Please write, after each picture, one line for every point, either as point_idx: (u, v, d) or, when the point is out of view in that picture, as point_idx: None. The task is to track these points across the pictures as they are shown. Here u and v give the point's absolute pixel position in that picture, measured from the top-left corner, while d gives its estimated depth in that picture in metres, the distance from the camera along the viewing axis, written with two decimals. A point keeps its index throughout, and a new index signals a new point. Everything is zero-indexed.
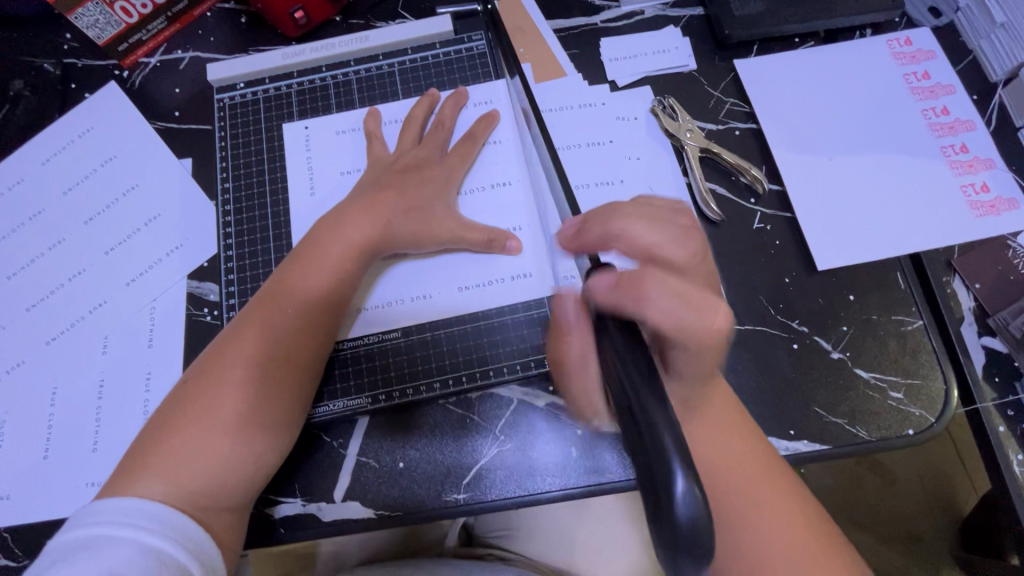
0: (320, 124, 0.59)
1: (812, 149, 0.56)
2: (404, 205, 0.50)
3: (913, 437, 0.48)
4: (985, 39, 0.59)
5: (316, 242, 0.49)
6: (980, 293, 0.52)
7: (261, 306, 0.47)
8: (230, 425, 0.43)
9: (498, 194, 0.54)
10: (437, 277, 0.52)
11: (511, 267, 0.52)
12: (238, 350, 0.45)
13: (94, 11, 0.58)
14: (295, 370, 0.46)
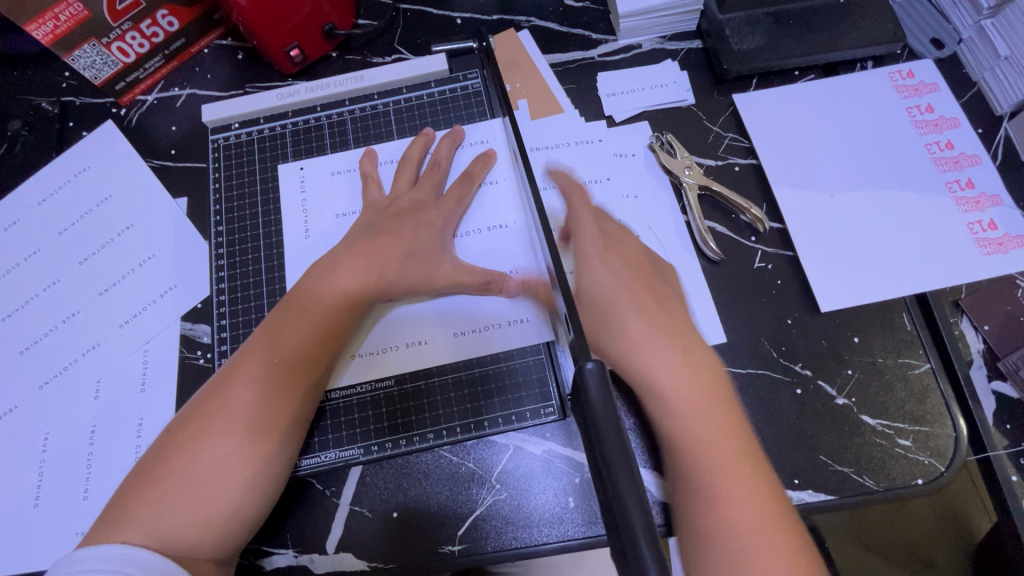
0: (315, 165, 0.58)
1: (814, 186, 0.55)
2: (399, 249, 0.50)
3: (922, 487, 0.47)
4: (989, 71, 0.58)
5: (310, 283, 0.49)
6: (989, 335, 0.50)
7: (252, 352, 0.46)
8: (217, 476, 0.42)
9: (493, 236, 0.54)
10: (432, 323, 0.51)
11: (508, 311, 0.51)
12: (228, 392, 0.44)
13: (91, 52, 0.58)
14: (285, 410, 0.45)
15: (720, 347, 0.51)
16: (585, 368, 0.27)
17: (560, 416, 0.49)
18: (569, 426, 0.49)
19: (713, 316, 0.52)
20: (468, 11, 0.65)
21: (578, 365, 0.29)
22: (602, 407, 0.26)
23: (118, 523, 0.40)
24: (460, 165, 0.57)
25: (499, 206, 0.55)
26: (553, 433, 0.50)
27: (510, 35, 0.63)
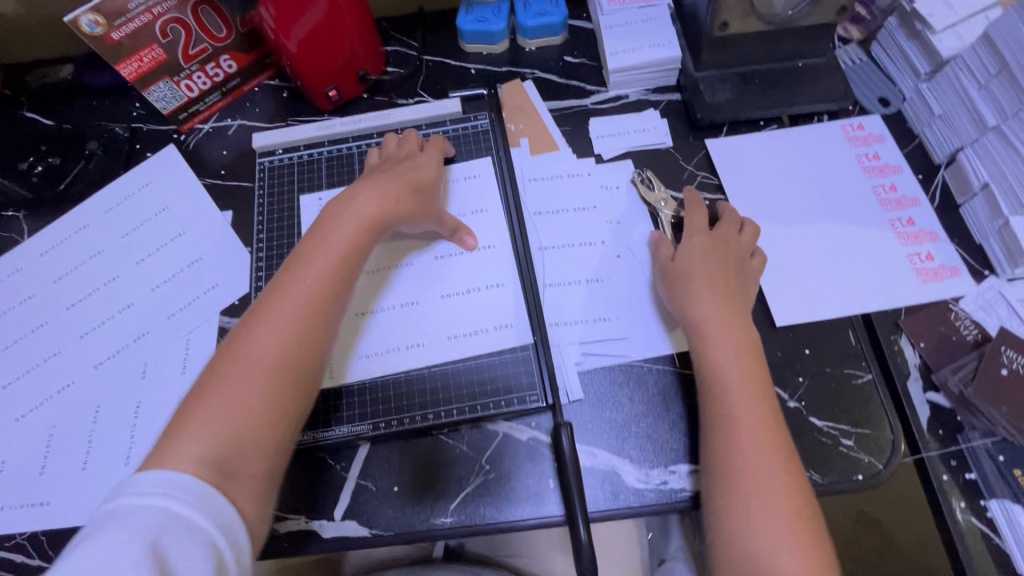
0: (334, 193, 0.68)
1: (773, 218, 0.64)
2: (398, 197, 0.57)
3: (862, 482, 0.53)
4: (927, 126, 0.67)
5: (325, 230, 0.53)
6: (924, 351, 0.57)
7: (283, 276, 0.49)
8: (261, 388, 0.44)
9: (484, 256, 0.63)
10: (429, 325, 0.60)
11: (493, 318, 0.59)
12: (268, 313, 0.47)
13: (164, 88, 0.70)
14: (310, 336, 0.47)
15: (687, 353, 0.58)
16: (560, 431, 0.53)
17: (546, 406, 0.56)
18: (553, 417, 0.56)
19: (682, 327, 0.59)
20: (481, 63, 0.76)
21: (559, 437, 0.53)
22: (571, 461, 0.52)
23: (166, 446, 0.41)
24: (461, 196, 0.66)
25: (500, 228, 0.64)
26: (539, 422, 0.56)
27: (515, 84, 0.73)
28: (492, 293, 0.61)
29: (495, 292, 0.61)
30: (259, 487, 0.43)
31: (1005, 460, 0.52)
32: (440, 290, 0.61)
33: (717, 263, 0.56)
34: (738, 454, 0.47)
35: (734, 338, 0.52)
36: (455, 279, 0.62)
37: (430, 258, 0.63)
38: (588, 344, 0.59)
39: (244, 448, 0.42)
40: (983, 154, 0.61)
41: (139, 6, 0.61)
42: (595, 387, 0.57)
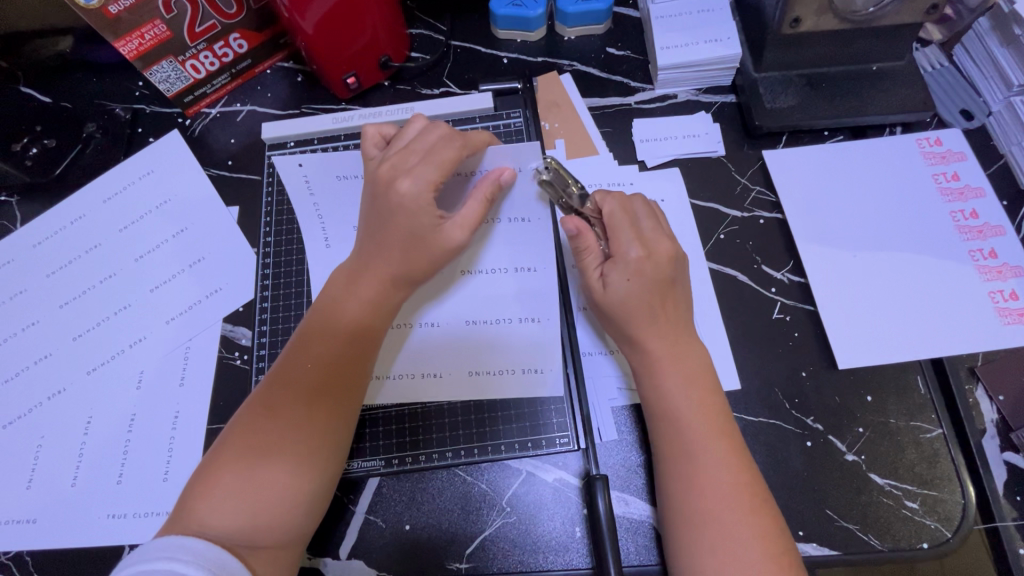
0: (320, 167, 0.53)
1: (837, 243, 0.57)
2: (394, 243, 0.47)
3: (927, 551, 0.47)
4: (1017, 146, 0.59)
5: (346, 284, 0.48)
6: (1003, 406, 0.51)
7: (306, 338, 0.47)
8: (283, 463, 0.43)
9: (525, 283, 0.53)
10: (448, 356, 0.52)
11: (523, 358, 0.52)
12: (289, 381, 0.46)
13: (168, 68, 0.63)
14: (334, 406, 0.46)
15: (734, 393, 0.53)
16: (594, 481, 0.47)
17: (576, 448, 0.51)
18: (583, 458, 0.51)
19: (729, 363, 0.53)
20: (515, 52, 0.69)
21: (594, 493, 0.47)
22: (606, 517, 0.46)
23: (190, 514, 0.41)
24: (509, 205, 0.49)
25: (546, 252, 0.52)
26: (566, 462, 0.51)
27: (552, 78, 0.66)
28: (527, 331, 0.53)
29: (532, 329, 0.53)
30: (276, 554, 0.42)
31: None
32: (467, 310, 0.53)
33: (658, 290, 0.48)
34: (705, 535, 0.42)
35: (681, 378, 0.46)
36: (484, 304, 0.53)
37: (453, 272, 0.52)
38: (625, 378, 0.53)
39: (263, 522, 0.42)
40: None
41: None
42: (632, 427, 0.52)
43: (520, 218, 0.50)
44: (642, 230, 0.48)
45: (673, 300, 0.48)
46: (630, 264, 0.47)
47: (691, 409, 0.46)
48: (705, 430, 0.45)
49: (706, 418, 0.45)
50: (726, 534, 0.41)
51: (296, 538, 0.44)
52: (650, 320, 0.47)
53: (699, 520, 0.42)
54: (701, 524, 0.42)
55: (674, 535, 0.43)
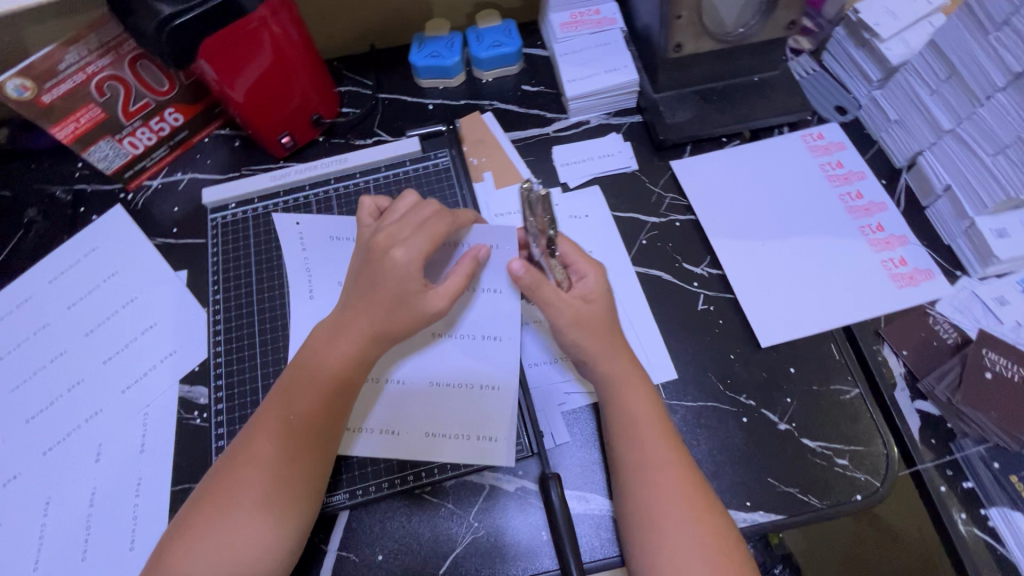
0: (314, 228, 0.62)
1: (745, 235, 0.63)
2: (380, 304, 0.48)
3: (862, 502, 0.51)
4: (885, 131, 0.67)
5: (330, 331, 0.49)
6: (908, 359, 0.56)
7: (288, 386, 0.49)
8: (264, 509, 0.45)
9: (484, 348, 0.55)
10: (410, 416, 0.54)
11: (477, 425, 0.53)
12: (269, 428, 0.47)
13: (105, 147, 0.66)
14: (315, 456, 0.47)
15: (672, 382, 0.57)
16: (549, 479, 0.50)
17: (530, 454, 0.54)
18: (540, 463, 0.54)
19: (664, 356, 0.58)
20: (438, 97, 0.75)
21: (548, 488, 0.50)
22: (561, 506, 0.49)
23: (176, 560, 0.43)
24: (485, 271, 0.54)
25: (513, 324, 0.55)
26: (526, 470, 0.54)
27: (475, 117, 0.72)
28: (486, 398, 0.54)
29: (489, 396, 0.54)
30: None
31: (1000, 467, 0.50)
32: (435, 371, 0.55)
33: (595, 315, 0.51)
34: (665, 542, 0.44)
35: (636, 395, 0.49)
36: (453, 370, 0.55)
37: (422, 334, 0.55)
38: (570, 382, 0.57)
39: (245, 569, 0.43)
40: (941, 158, 0.61)
41: (71, 66, 0.59)
42: (582, 428, 0.55)
43: (495, 290, 0.55)
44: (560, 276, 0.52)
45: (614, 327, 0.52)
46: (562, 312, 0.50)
47: (644, 418, 0.48)
48: (659, 437, 0.48)
49: (659, 427, 0.48)
50: (676, 531, 0.44)
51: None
52: (606, 349, 0.50)
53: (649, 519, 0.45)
54: (662, 525, 0.44)
55: (633, 536, 0.46)
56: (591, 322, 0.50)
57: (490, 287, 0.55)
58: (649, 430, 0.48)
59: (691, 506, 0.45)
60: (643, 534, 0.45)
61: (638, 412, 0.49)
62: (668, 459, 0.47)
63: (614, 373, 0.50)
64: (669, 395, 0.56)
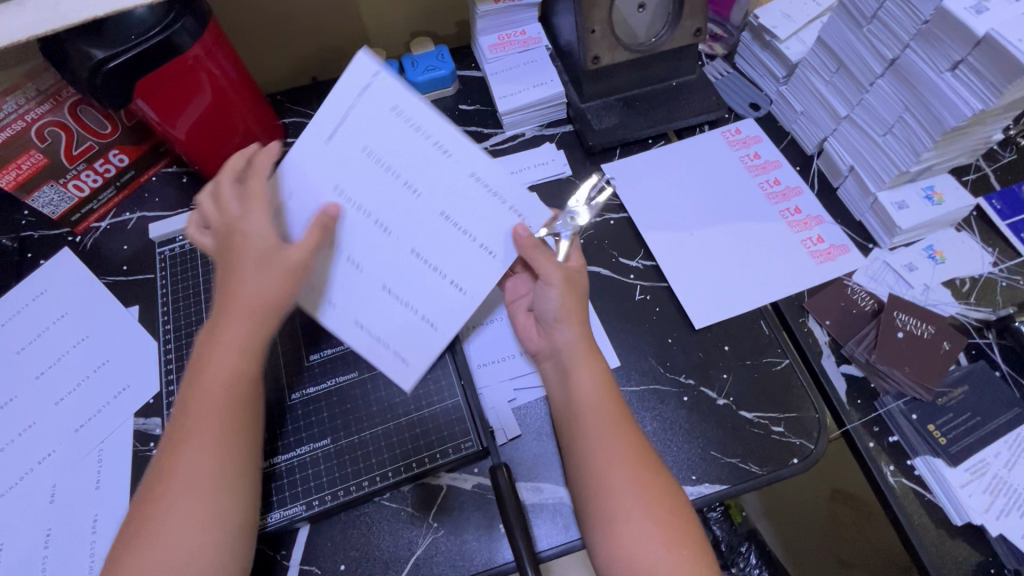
0: (377, 132, 0.46)
1: (676, 227, 0.67)
2: (277, 275, 0.46)
3: (799, 465, 0.54)
4: (795, 123, 0.73)
5: (211, 327, 0.48)
6: (831, 328, 0.60)
7: (190, 391, 0.47)
8: (196, 510, 0.44)
9: (415, 266, 0.49)
10: (346, 295, 0.49)
11: (397, 342, 0.49)
12: (181, 434, 0.46)
13: (50, 192, 0.67)
14: (231, 451, 0.46)
15: (615, 370, 0.59)
16: (498, 469, 0.50)
17: (482, 450, 0.54)
18: (494, 459, 0.55)
19: (606, 345, 0.60)
20: None
21: (495, 473, 0.50)
22: (508, 490, 0.49)
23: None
24: (452, 197, 0.48)
25: (473, 275, 0.49)
26: (481, 467, 0.55)
27: None
28: (414, 330, 0.49)
29: (421, 329, 0.49)
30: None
31: (918, 418, 0.54)
32: (370, 285, 0.49)
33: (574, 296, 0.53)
34: (617, 523, 0.45)
35: (589, 376, 0.50)
36: (402, 273, 0.49)
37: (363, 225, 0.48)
38: (518, 379, 0.59)
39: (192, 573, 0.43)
40: (844, 142, 0.66)
41: (9, 114, 0.60)
42: (533, 422, 0.57)
43: (463, 231, 0.48)
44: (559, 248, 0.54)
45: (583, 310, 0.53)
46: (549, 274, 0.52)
47: (595, 399, 0.49)
48: (608, 419, 0.48)
49: (608, 407, 0.49)
50: (624, 511, 0.45)
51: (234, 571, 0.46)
52: (572, 331, 0.52)
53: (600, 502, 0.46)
54: (614, 510, 0.45)
55: (587, 520, 0.47)
56: (574, 305, 0.52)
57: (455, 221, 0.48)
58: (596, 413, 0.49)
59: (644, 489, 0.46)
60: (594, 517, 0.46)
61: (587, 384, 0.50)
62: (613, 446, 0.47)
63: (575, 358, 0.51)
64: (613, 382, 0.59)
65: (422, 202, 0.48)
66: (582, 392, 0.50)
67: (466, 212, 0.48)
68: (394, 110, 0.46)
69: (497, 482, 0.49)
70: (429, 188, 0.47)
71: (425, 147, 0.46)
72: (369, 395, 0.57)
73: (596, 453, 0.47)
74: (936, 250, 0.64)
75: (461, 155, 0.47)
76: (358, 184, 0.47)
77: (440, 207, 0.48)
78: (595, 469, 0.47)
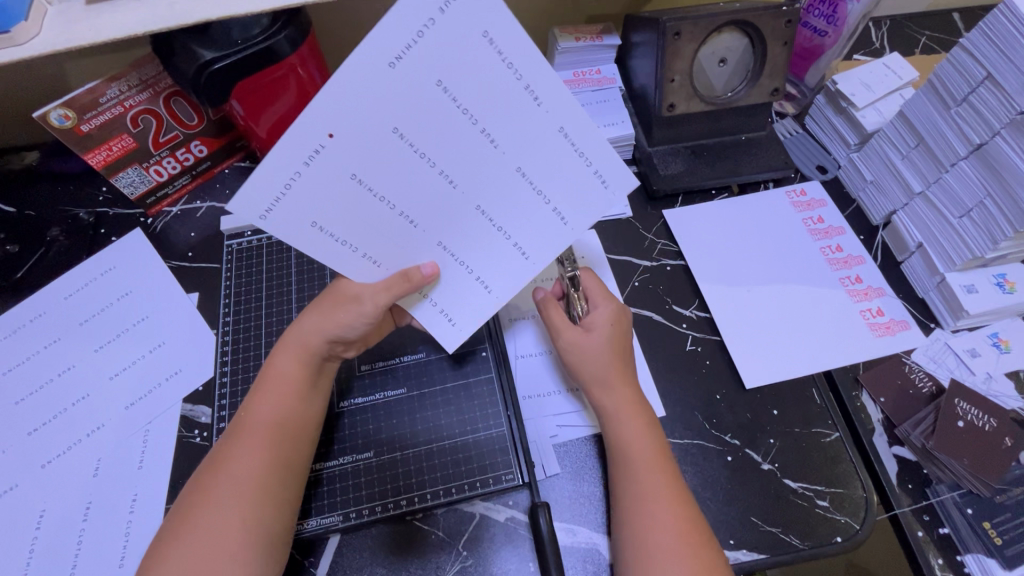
0: (466, 74, 0.37)
1: (733, 281, 0.67)
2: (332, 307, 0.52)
3: (841, 544, 0.52)
4: (863, 191, 0.72)
5: (268, 366, 0.53)
6: (885, 406, 0.59)
7: (246, 421, 0.50)
8: (233, 526, 0.45)
9: (467, 219, 0.46)
10: (380, 240, 0.45)
11: (453, 305, 0.51)
12: (228, 456, 0.48)
13: (132, 174, 0.70)
14: (276, 470, 0.48)
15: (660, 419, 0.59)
16: (538, 509, 0.52)
17: (521, 484, 0.55)
18: (530, 494, 0.55)
19: (653, 393, 0.60)
20: None
21: (537, 517, 0.52)
22: (548, 535, 0.51)
23: None
24: (530, 150, 0.42)
25: (541, 239, 0.47)
26: (516, 500, 0.55)
27: None
28: (470, 288, 0.50)
29: (473, 289, 0.50)
30: None
31: (974, 512, 0.53)
32: (397, 219, 0.44)
33: (613, 346, 0.56)
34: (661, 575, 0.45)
35: (638, 427, 0.52)
36: (450, 224, 0.46)
37: (386, 210, 0.43)
38: (561, 415, 0.59)
39: None
40: (914, 218, 0.65)
41: (111, 99, 0.63)
42: (573, 460, 0.57)
43: (537, 190, 0.44)
44: (581, 310, 0.58)
45: (625, 363, 0.56)
46: (565, 339, 0.56)
47: (644, 449, 0.51)
48: (657, 468, 0.50)
49: (656, 457, 0.51)
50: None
51: None
52: (609, 383, 0.54)
53: (643, 565, 0.46)
54: (658, 560, 0.45)
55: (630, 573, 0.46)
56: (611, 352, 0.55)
57: (529, 178, 0.43)
58: (650, 459, 0.50)
59: (692, 542, 0.46)
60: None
61: (632, 437, 0.52)
62: (663, 492, 0.48)
63: (620, 407, 0.53)
64: None
65: (492, 156, 0.42)
66: (627, 443, 0.52)
67: (543, 168, 0.43)
68: (440, 85, 0.37)
69: (538, 525, 0.51)
70: (486, 159, 0.42)
71: (516, 92, 0.38)
72: (416, 413, 0.59)
73: (645, 504, 0.48)
74: (1002, 338, 0.62)
75: (559, 110, 0.39)
76: (382, 169, 0.40)
77: (514, 162, 0.42)
78: (641, 521, 0.47)
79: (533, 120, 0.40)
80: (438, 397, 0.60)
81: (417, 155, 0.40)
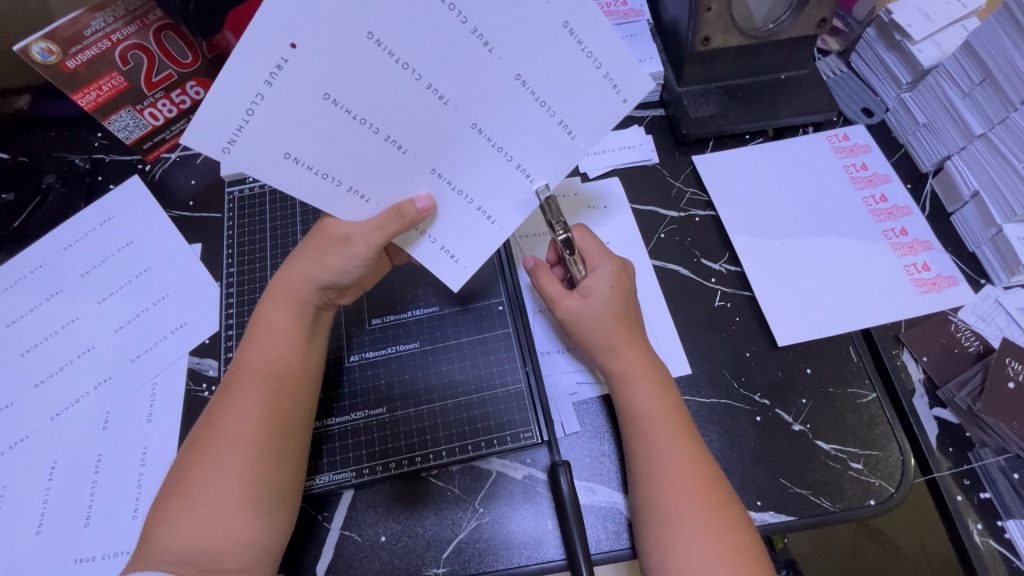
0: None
1: (766, 233, 0.62)
2: (315, 245, 0.49)
3: (874, 507, 0.50)
4: (913, 135, 0.66)
5: (260, 320, 0.50)
6: (927, 365, 0.55)
7: (239, 378, 0.47)
8: (234, 484, 0.43)
9: (464, 142, 0.41)
10: (367, 168, 0.41)
11: (455, 241, 0.46)
12: (222, 414, 0.46)
13: (126, 117, 0.66)
14: (276, 427, 0.46)
15: (685, 377, 0.56)
16: (558, 467, 0.50)
17: (541, 442, 0.53)
18: (549, 452, 0.53)
19: (678, 349, 0.57)
20: None
21: (556, 475, 0.50)
22: (567, 493, 0.49)
23: (159, 543, 0.42)
24: (539, 55, 0.37)
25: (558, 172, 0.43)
26: (534, 458, 0.53)
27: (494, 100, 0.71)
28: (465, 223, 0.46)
29: (476, 222, 0.45)
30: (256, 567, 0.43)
31: (1020, 478, 0.49)
32: (379, 145, 0.40)
33: (618, 303, 0.52)
34: (676, 536, 0.43)
35: (651, 386, 0.49)
36: (453, 147, 0.41)
37: (368, 135, 0.39)
38: (582, 372, 0.56)
39: (221, 546, 0.42)
40: (972, 163, 0.60)
41: (96, 32, 0.59)
42: (593, 418, 0.55)
43: (540, 101, 0.40)
44: (576, 271, 0.53)
45: (631, 321, 0.52)
46: (561, 303, 0.53)
47: (658, 408, 0.48)
48: (672, 429, 0.47)
49: (669, 415, 0.48)
50: (685, 536, 0.42)
51: (267, 549, 0.44)
52: (611, 343, 0.51)
53: (660, 526, 0.44)
54: (674, 522, 0.43)
55: (644, 532, 0.45)
56: (615, 309, 0.51)
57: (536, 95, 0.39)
58: (661, 420, 0.47)
59: (710, 505, 0.43)
60: (650, 536, 0.44)
61: (645, 397, 0.49)
62: (678, 452, 0.46)
63: (631, 366, 0.50)
64: (682, 389, 0.55)
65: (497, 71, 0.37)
66: (636, 403, 0.49)
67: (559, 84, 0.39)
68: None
69: (557, 482, 0.49)
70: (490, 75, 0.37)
71: None
72: (429, 367, 0.56)
73: (661, 467, 0.45)
74: None
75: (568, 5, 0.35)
76: (358, 87, 0.36)
77: (513, 69, 0.38)
78: (656, 483, 0.45)
79: (530, 13, 0.35)
80: (451, 351, 0.57)
81: (398, 65, 0.36)
